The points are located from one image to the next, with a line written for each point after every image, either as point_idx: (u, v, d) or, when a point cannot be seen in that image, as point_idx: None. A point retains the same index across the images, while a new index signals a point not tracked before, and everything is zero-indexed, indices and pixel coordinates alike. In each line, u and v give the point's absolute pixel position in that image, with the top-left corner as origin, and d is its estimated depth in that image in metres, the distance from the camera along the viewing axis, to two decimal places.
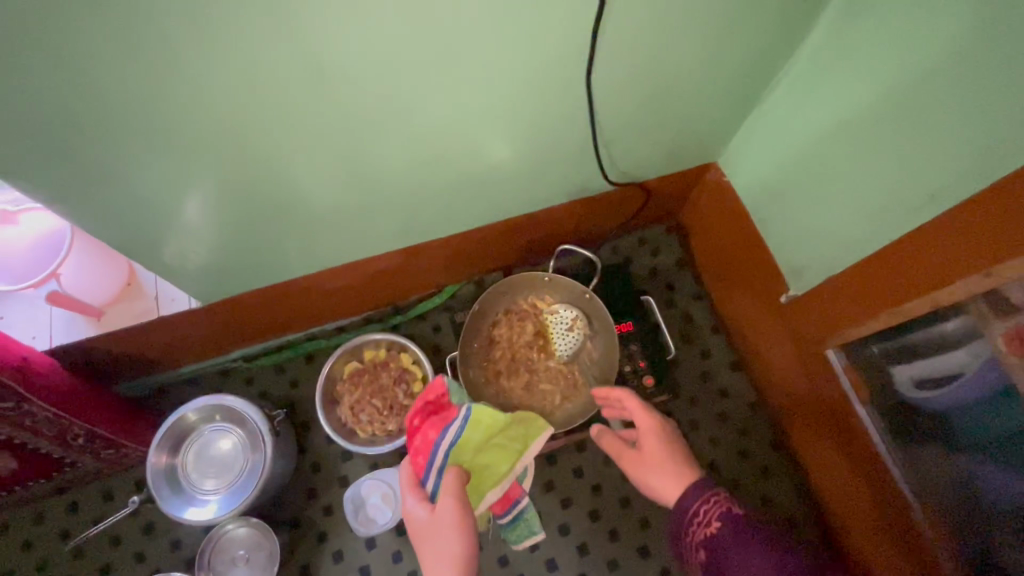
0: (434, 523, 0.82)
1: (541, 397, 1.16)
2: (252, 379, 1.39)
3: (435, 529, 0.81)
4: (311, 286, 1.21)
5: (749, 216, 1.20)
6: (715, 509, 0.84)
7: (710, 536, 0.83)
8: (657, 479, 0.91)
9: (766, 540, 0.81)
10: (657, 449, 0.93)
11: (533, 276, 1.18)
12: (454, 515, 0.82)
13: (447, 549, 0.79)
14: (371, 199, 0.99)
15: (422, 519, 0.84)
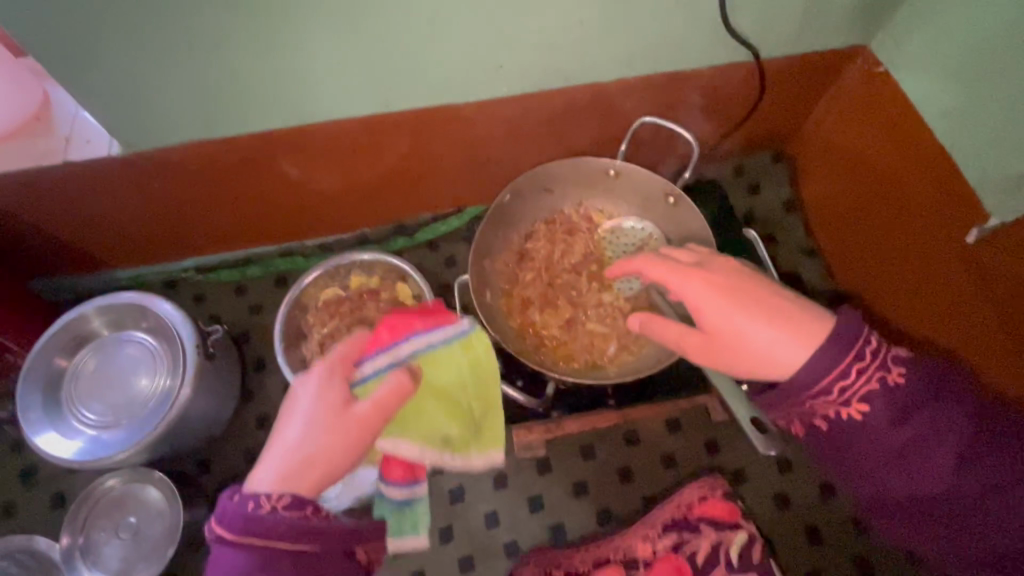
0: (331, 433, 0.54)
1: (586, 342, 0.77)
2: (205, 296, 1.06)
3: (326, 441, 0.53)
4: (285, 164, 0.89)
5: (922, 119, 0.81)
6: (857, 384, 0.49)
7: (843, 418, 0.50)
8: (752, 342, 0.52)
9: (934, 424, 0.49)
10: (733, 311, 0.53)
11: (594, 169, 0.82)
12: (361, 429, 0.55)
13: (312, 465, 0.53)
14: (375, 20, 0.66)
15: (325, 400, 0.55)
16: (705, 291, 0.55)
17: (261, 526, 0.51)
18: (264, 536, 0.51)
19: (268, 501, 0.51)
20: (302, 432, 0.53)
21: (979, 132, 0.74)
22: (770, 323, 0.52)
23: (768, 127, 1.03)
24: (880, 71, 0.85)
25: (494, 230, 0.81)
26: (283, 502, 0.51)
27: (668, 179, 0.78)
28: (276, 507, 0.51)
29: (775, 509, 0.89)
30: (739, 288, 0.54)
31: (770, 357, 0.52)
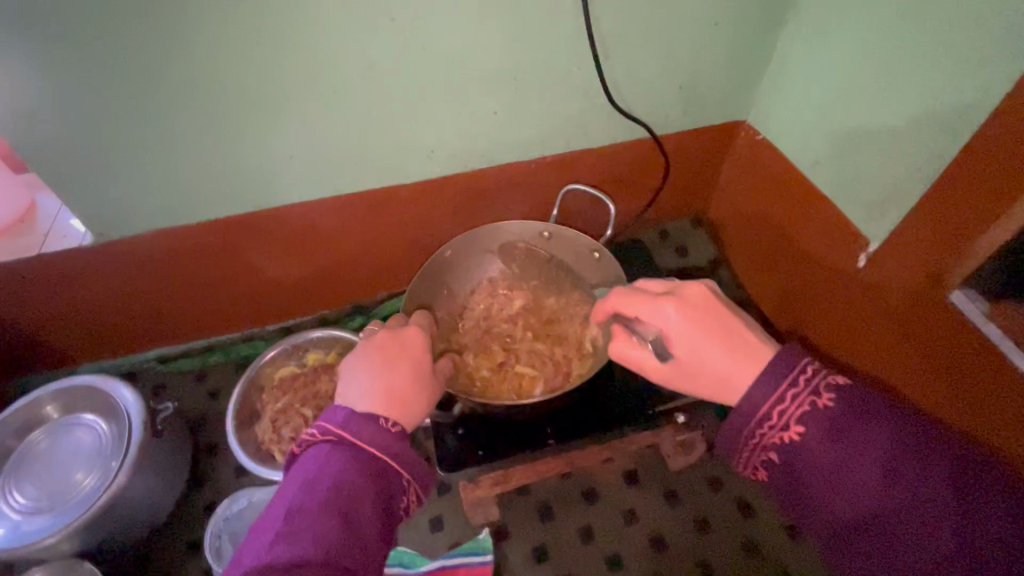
0: (421, 371, 0.65)
1: (516, 383, 0.80)
2: (164, 387, 1.09)
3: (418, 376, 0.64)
4: (246, 249, 0.98)
5: (798, 171, 0.94)
6: (794, 407, 0.46)
7: (787, 448, 0.46)
8: (712, 361, 0.52)
9: (877, 445, 0.43)
10: (693, 338, 0.53)
11: (531, 233, 0.89)
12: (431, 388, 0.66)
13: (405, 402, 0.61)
14: (319, 115, 0.80)
15: (413, 357, 0.65)
16: (666, 317, 0.54)
17: (382, 440, 0.56)
18: (385, 451, 0.56)
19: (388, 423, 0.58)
20: (388, 380, 0.61)
21: (841, 172, 0.86)
22: (732, 346, 0.52)
23: (681, 196, 1.16)
24: (759, 137, 1.01)
25: (435, 284, 0.89)
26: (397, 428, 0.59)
27: (593, 238, 0.85)
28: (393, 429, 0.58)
29: (745, 557, 0.85)
30: (694, 317, 0.53)
31: (729, 370, 0.51)
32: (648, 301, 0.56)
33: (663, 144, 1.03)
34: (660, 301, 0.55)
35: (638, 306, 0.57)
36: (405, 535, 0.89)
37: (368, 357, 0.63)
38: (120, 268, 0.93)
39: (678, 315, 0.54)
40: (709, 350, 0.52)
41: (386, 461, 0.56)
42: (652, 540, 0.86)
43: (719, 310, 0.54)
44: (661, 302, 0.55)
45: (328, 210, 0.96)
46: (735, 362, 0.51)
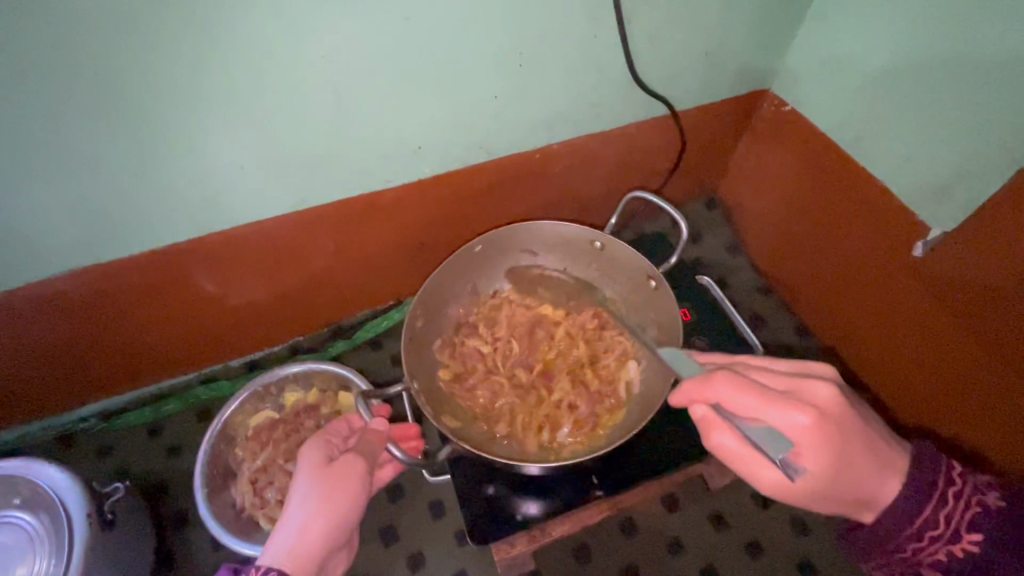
0: (329, 482, 0.54)
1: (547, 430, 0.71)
2: (111, 448, 0.91)
3: (329, 490, 0.54)
4: (195, 280, 0.79)
5: (838, 146, 0.83)
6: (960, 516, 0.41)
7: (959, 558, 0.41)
8: (851, 481, 0.42)
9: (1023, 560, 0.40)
10: (828, 454, 0.41)
11: (579, 239, 0.80)
12: (342, 495, 0.54)
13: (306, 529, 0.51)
14: (280, 113, 0.63)
15: (314, 470, 0.55)
16: (791, 427, 0.42)
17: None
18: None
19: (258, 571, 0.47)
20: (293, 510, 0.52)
21: (895, 147, 0.75)
22: (875, 454, 0.43)
23: (695, 177, 1.04)
24: (787, 109, 0.89)
25: (460, 274, 0.80)
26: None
27: (652, 263, 0.75)
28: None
29: None
30: (830, 433, 0.41)
31: (867, 486, 0.42)
32: (771, 401, 0.42)
33: (682, 120, 0.89)
34: (788, 405, 0.42)
35: (761, 407, 0.42)
36: None
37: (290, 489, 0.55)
38: (29, 319, 0.73)
39: (808, 429, 0.41)
40: (852, 468, 0.42)
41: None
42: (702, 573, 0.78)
43: (853, 410, 0.43)
44: (789, 408, 0.42)
45: (294, 226, 0.78)
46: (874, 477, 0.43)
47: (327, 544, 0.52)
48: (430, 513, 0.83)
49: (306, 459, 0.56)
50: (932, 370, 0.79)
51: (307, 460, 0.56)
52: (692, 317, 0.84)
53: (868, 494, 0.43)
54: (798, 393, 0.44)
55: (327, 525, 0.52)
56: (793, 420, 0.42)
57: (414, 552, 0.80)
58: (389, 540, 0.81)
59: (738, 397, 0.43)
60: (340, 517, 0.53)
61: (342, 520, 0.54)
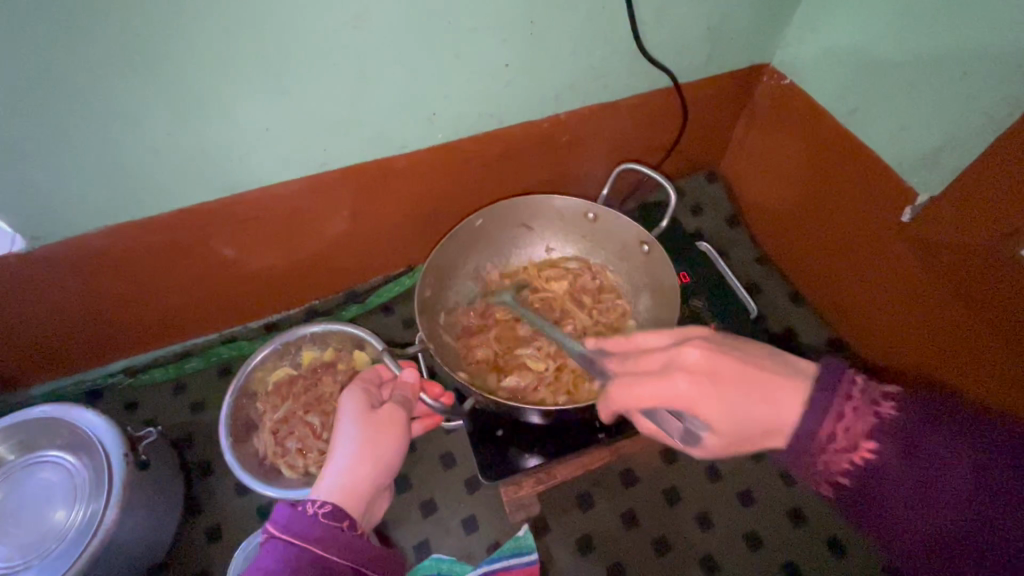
0: (374, 424, 0.58)
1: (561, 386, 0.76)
2: (137, 402, 0.95)
3: (376, 430, 0.58)
4: (219, 240, 0.84)
5: (835, 119, 0.87)
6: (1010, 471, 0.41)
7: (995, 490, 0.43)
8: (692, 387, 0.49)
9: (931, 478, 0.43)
10: (719, 403, 0.48)
11: (573, 211, 0.84)
12: (386, 436, 0.58)
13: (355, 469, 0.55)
14: (304, 77, 0.66)
15: (362, 410, 0.59)
16: (679, 391, 0.49)
17: (305, 528, 0.49)
18: (306, 540, 0.49)
19: (314, 505, 0.51)
20: (345, 447, 0.56)
21: (888, 118, 0.79)
22: (753, 390, 0.48)
23: (696, 150, 1.08)
24: (786, 82, 0.93)
25: (465, 249, 0.83)
26: (325, 509, 0.51)
27: (643, 228, 0.78)
28: (318, 512, 0.51)
29: (792, 525, 0.83)
30: (718, 377, 0.48)
31: (764, 413, 0.48)
32: (654, 379, 0.50)
33: (686, 93, 0.93)
34: (666, 376, 0.49)
35: (644, 387, 0.50)
36: (439, 541, 0.82)
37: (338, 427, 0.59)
38: (65, 274, 0.78)
39: (691, 386, 0.48)
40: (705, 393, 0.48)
41: (311, 551, 0.48)
42: (698, 517, 0.84)
43: (727, 358, 0.49)
44: (670, 377, 0.49)
45: (315, 189, 0.82)
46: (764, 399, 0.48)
47: (373, 485, 0.56)
48: (441, 464, 0.88)
49: (348, 405, 0.60)
50: (928, 335, 0.83)
51: (353, 404, 0.60)
52: (692, 281, 0.88)
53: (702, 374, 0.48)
54: (676, 363, 0.50)
55: (373, 467, 0.57)
56: (677, 388, 0.49)
57: (427, 499, 0.85)
58: (404, 487, 0.86)
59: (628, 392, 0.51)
60: (385, 460, 0.57)
61: (386, 463, 0.58)
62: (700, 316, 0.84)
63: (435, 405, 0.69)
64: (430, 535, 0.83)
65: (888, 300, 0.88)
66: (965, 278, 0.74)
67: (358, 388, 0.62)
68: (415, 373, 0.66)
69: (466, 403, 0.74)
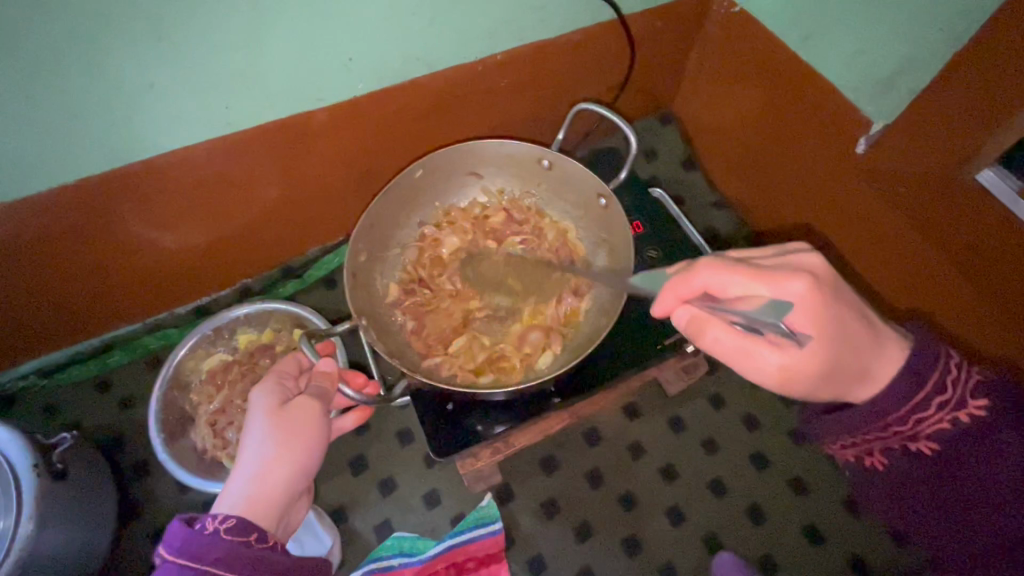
0: (284, 421, 0.53)
1: (533, 344, 0.70)
2: (58, 405, 0.87)
3: (288, 426, 0.53)
4: (121, 222, 0.74)
5: (787, 47, 0.81)
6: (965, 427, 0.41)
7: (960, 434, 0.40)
8: (848, 342, 0.41)
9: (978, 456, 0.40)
10: (833, 322, 0.41)
11: (524, 157, 0.76)
12: (299, 433, 0.53)
13: (265, 474, 0.50)
14: (182, 22, 0.56)
15: (272, 407, 0.54)
16: (791, 296, 0.41)
17: (203, 547, 0.44)
18: (201, 562, 0.43)
19: (214, 520, 0.46)
20: (256, 451, 0.51)
21: (843, 42, 0.74)
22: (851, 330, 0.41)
23: (648, 91, 1.02)
24: (736, 10, 0.86)
25: (403, 201, 0.77)
26: (228, 524, 0.46)
27: (600, 179, 0.72)
28: (220, 527, 0.45)
29: (755, 469, 0.83)
30: (827, 294, 0.41)
31: (862, 358, 0.42)
32: (760, 274, 0.42)
33: (630, 26, 0.85)
34: (773, 279, 0.41)
35: (750, 280, 0.42)
36: (400, 519, 0.79)
37: (249, 428, 0.53)
38: None
39: (806, 297, 0.41)
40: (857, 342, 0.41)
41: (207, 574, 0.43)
42: (661, 470, 0.83)
43: (836, 278, 0.43)
44: (781, 277, 0.41)
45: (223, 155, 0.73)
46: (868, 350, 0.42)
47: (290, 489, 0.51)
48: (398, 440, 0.84)
49: (259, 403, 0.55)
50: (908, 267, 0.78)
51: (262, 402, 0.54)
52: (646, 231, 0.84)
53: (862, 361, 0.42)
54: (791, 266, 0.43)
55: (290, 468, 0.51)
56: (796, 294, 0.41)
57: (384, 478, 0.82)
58: (359, 468, 0.82)
59: (724, 273, 0.42)
60: (301, 458, 0.52)
61: (304, 464, 0.52)
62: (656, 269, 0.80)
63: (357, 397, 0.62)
64: (391, 515, 0.79)
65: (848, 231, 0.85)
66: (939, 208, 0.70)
67: (268, 384, 0.56)
68: (333, 363, 0.61)
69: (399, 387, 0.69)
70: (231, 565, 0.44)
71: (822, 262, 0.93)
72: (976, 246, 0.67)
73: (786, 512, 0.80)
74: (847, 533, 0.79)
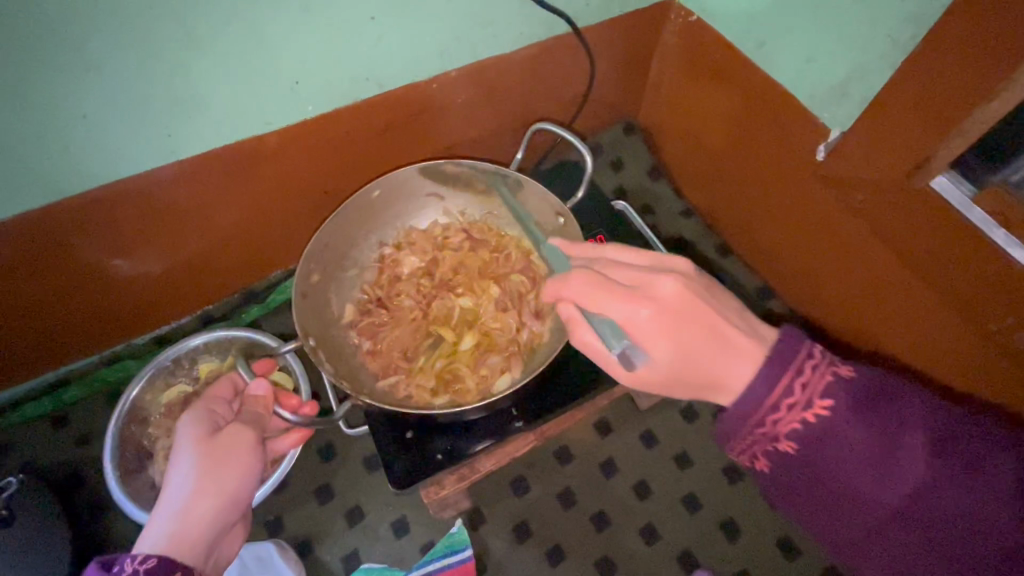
0: (210, 451, 0.51)
1: (490, 368, 0.69)
2: (11, 444, 0.84)
3: (215, 456, 0.51)
4: (68, 256, 0.72)
5: (743, 55, 0.81)
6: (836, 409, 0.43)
7: (812, 423, 0.43)
8: (693, 354, 0.46)
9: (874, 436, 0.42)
10: (675, 343, 0.46)
11: (484, 176, 0.74)
12: (228, 462, 0.51)
13: (191, 508, 0.48)
14: (111, 49, 0.54)
15: (201, 438, 0.52)
16: (636, 319, 0.46)
17: None
18: None
19: (134, 560, 0.43)
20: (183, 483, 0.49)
21: (798, 50, 0.73)
22: (701, 340, 0.46)
23: (611, 101, 1.01)
24: (693, 19, 0.86)
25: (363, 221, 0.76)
26: (149, 563, 0.43)
27: (559, 199, 0.69)
28: (139, 569, 0.43)
29: (730, 483, 0.82)
30: (678, 316, 0.46)
31: (713, 367, 0.46)
32: (619, 299, 0.46)
33: (588, 38, 0.85)
34: (630, 299, 0.46)
35: (602, 302, 0.47)
36: (368, 549, 0.77)
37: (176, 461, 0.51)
38: None
39: (651, 320, 0.46)
40: (695, 356, 0.46)
41: None
42: (635, 487, 0.81)
43: (697, 300, 0.46)
44: (635, 300, 0.46)
45: (171, 182, 0.71)
46: (719, 359, 0.46)
47: (218, 521, 0.49)
48: (365, 467, 0.82)
49: (186, 434, 0.53)
50: (860, 274, 0.79)
51: (189, 434, 0.53)
52: (610, 245, 0.83)
53: (715, 374, 0.46)
54: (646, 284, 0.47)
55: (218, 499, 0.50)
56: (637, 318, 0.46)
57: (351, 507, 0.79)
58: (325, 498, 0.80)
59: (587, 289, 0.47)
60: (229, 490, 0.50)
61: (232, 495, 0.51)
62: None
63: (296, 420, 0.60)
64: (359, 545, 0.77)
65: (807, 241, 0.85)
66: (891, 218, 0.69)
67: (196, 414, 0.55)
68: (267, 384, 0.61)
69: (341, 409, 0.64)
70: None
71: (782, 272, 0.94)
72: (935, 254, 0.66)
73: (761, 525, 0.79)
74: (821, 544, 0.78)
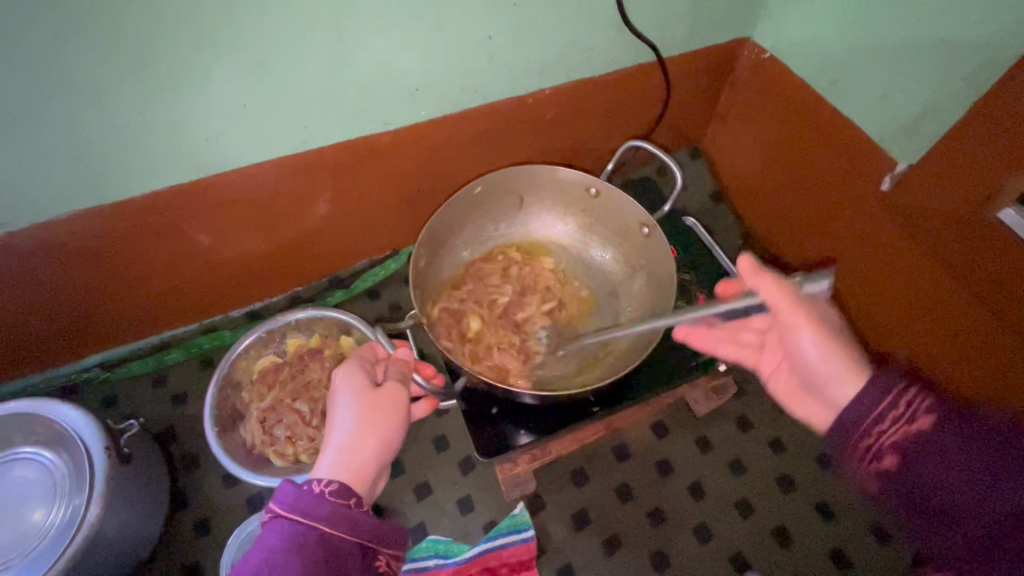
0: (374, 400, 0.59)
1: (582, 352, 0.77)
2: (116, 398, 0.92)
3: (378, 406, 0.59)
4: (196, 230, 0.81)
5: (814, 89, 0.87)
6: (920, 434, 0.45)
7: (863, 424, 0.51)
8: None
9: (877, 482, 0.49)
10: None
11: (576, 184, 0.81)
12: (387, 413, 0.59)
13: (360, 447, 0.56)
14: (280, 51, 0.64)
15: (364, 387, 0.60)
16: None
17: (312, 504, 0.50)
18: (314, 518, 0.50)
19: (321, 483, 0.52)
20: (353, 425, 0.57)
21: (869, 88, 0.80)
22: None
23: (680, 127, 1.08)
24: (766, 56, 0.93)
25: (459, 216, 0.81)
26: (331, 487, 0.52)
27: (645, 210, 0.76)
28: (325, 490, 0.51)
29: (781, 492, 0.85)
30: None
31: None
32: None
33: (669, 67, 0.93)
34: None
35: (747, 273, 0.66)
36: (435, 524, 0.82)
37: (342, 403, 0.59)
38: (30, 267, 0.74)
39: None
40: None
41: (319, 529, 0.49)
42: (690, 488, 0.85)
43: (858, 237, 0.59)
44: None
45: (294, 170, 0.80)
46: None
47: (379, 459, 0.58)
48: (434, 447, 0.87)
49: (348, 383, 0.60)
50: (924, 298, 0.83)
51: (352, 382, 0.60)
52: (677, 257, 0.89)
53: None
54: None
55: (380, 442, 0.58)
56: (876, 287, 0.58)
57: (420, 483, 0.85)
58: (397, 472, 0.85)
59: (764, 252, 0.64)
60: (388, 436, 0.58)
61: (391, 439, 0.59)
62: (689, 291, 0.85)
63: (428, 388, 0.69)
64: (426, 518, 0.82)
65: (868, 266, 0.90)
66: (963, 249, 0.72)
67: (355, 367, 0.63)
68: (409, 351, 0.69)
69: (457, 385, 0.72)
70: (337, 523, 0.50)
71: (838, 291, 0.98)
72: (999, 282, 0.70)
73: (811, 537, 0.82)
74: (868, 559, 0.81)
